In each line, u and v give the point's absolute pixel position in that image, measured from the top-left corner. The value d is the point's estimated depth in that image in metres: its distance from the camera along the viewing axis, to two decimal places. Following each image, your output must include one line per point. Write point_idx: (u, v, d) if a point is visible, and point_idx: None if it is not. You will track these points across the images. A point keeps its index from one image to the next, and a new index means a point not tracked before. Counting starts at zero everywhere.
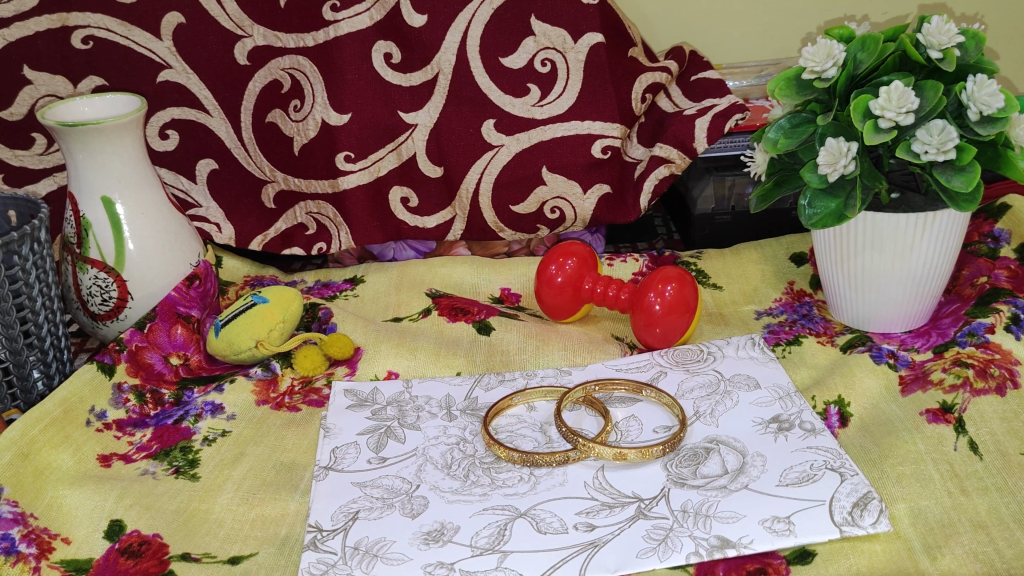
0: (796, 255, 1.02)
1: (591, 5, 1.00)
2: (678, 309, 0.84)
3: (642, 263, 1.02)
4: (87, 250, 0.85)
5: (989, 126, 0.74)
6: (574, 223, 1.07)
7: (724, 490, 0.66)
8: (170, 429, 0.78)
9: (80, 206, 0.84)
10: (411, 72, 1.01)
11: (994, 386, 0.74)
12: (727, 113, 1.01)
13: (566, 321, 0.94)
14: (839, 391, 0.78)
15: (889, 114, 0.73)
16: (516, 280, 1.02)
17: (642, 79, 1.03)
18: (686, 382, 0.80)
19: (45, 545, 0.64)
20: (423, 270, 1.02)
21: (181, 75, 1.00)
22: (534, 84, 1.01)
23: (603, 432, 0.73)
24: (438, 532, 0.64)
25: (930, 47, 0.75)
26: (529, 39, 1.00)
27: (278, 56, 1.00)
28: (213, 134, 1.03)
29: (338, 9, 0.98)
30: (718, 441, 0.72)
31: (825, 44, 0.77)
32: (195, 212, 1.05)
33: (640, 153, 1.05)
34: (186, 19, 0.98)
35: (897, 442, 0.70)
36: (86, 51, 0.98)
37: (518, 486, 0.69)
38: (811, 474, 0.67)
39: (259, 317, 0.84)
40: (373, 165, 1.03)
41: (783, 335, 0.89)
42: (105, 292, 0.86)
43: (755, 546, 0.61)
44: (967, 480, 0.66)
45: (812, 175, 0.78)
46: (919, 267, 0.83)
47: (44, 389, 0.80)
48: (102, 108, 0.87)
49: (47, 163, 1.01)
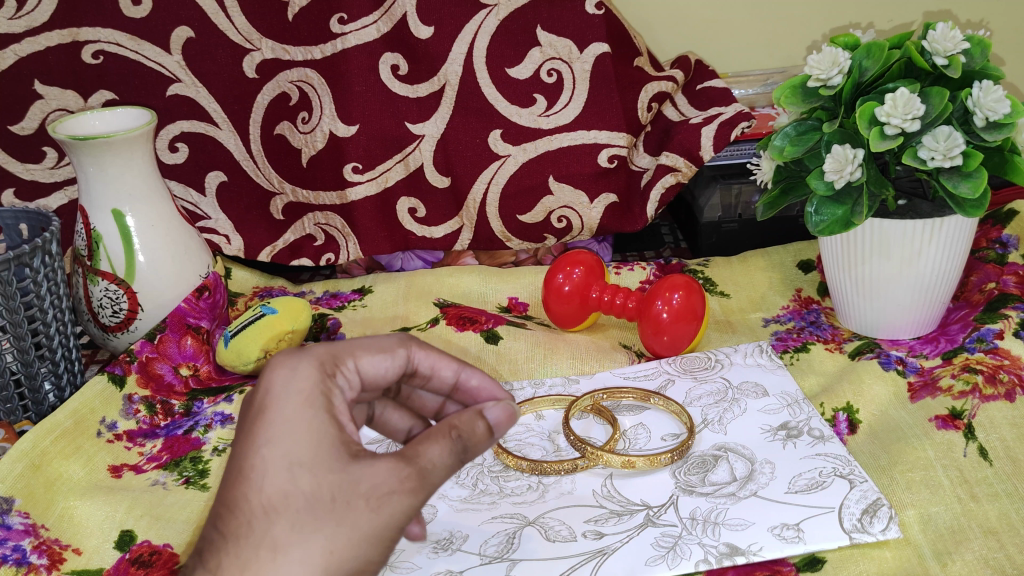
0: (803, 261, 1.02)
1: (596, 15, 1.00)
2: (685, 317, 0.85)
3: (649, 271, 1.02)
4: (97, 262, 0.85)
5: (995, 132, 0.74)
6: (581, 232, 1.08)
7: (733, 497, 0.66)
8: (180, 439, 0.79)
9: (90, 218, 0.85)
10: (418, 83, 1.02)
11: (1004, 392, 0.74)
12: (733, 121, 1.01)
13: (573, 329, 0.94)
14: (848, 398, 0.78)
15: (894, 120, 0.73)
16: (524, 288, 1.02)
17: (648, 88, 1.04)
18: (694, 390, 0.80)
19: (56, 556, 0.64)
20: (431, 280, 1.03)
21: (190, 88, 1.01)
22: (540, 95, 1.02)
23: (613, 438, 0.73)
24: (447, 540, 0.64)
25: (935, 54, 0.75)
26: (535, 49, 1.01)
27: (286, 69, 1.01)
28: (222, 146, 1.04)
29: (345, 21, 0.99)
30: (727, 448, 0.72)
31: (831, 51, 0.78)
32: (205, 223, 1.06)
33: (646, 162, 1.06)
34: (195, 33, 0.99)
35: (907, 448, 0.70)
36: (96, 66, 0.99)
37: (526, 494, 0.69)
38: (821, 481, 0.67)
39: (268, 328, 0.84)
40: (381, 175, 1.04)
41: (791, 342, 0.89)
42: (115, 303, 0.86)
43: (764, 554, 0.61)
44: (977, 486, 0.66)
45: (818, 183, 0.78)
46: (928, 272, 0.82)
47: (55, 401, 0.81)
48: (112, 122, 0.88)
49: (58, 176, 1.02)
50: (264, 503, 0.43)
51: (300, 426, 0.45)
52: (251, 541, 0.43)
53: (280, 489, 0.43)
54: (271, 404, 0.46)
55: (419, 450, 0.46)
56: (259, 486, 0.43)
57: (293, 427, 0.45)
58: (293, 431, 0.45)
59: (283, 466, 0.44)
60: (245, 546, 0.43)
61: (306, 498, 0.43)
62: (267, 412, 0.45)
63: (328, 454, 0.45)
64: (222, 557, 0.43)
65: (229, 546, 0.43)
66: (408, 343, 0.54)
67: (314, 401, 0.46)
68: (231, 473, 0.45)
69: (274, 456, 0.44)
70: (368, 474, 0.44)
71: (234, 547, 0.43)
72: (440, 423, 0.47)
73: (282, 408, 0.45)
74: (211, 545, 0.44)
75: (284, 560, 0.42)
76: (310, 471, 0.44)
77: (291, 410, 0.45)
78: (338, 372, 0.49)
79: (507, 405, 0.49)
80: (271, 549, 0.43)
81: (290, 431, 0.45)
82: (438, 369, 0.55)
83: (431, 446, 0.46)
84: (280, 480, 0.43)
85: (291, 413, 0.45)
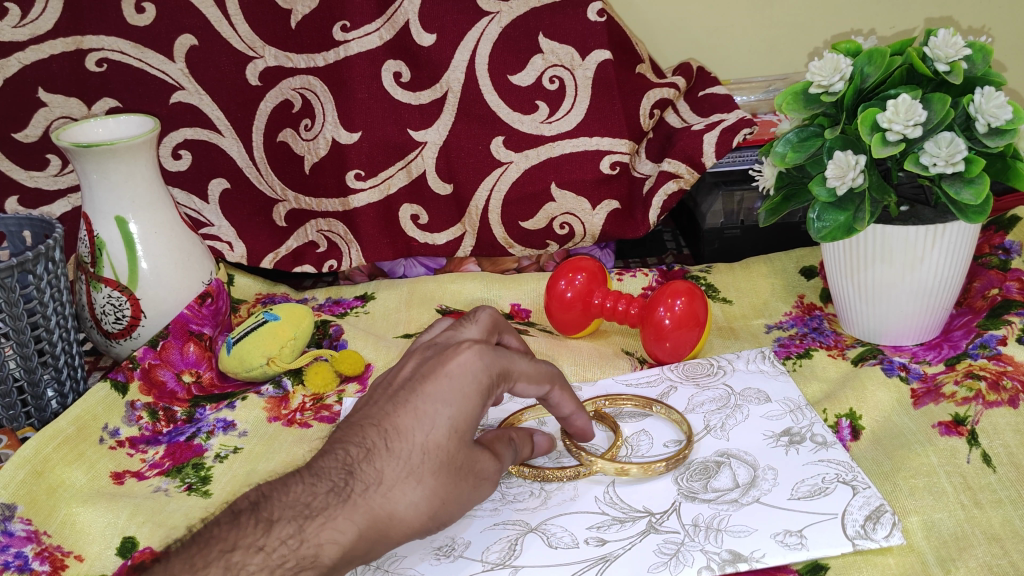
0: (806, 268, 1.02)
1: (598, 22, 1.00)
2: (688, 323, 0.85)
3: (652, 278, 1.02)
4: (100, 269, 0.86)
5: (997, 138, 0.73)
6: (583, 238, 1.08)
7: (736, 504, 0.66)
8: (183, 445, 0.79)
9: (93, 225, 0.85)
10: (421, 90, 1.02)
11: (1008, 398, 0.74)
12: (735, 128, 1.01)
13: (575, 336, 0.94)
14: (850, 404, 0.78)
15: (896, 126, 0.73)
16: (525, 295, 1.02)
17: (649, 95, 1.04)
18: (696, 397, 0.80)
19: (57, 563, 0.65)
20: (433, 286, 1.03)
21: (193, 96, 1.01)
22: (542, 102, 1.02)
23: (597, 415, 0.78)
24: (449, 547, 0.64)
25: (937, 60, 0.75)
26: (537, 56, 1.01)
27: (289, 77, 1.01)
28: (226, 154, 1.04)
29: (348, 29, 0.99)
30: (729, 454, 0.72)
31: (833, 58, 0.77)
32: (208, 230, 1.06)
33: (648, 169, 1.06)
34: (198, 41, 0.99)
35: (909, 454, 0.70)
36: (99, 74, 0.99)
37: (529, 500, 0.69)
38: (824, 488, 0.67)
39: (269, 334, 0.84)
40: (383, 182, 1.05)
41: (794, 348, 0.89)
42: (118, 310, 0.86)
43: (767, 560, 0.60)
44: (981, 493, 0.66)
45: (821, 189, 0.78)
46: (930, 279, 0.82)
47: (57, 408, 0.81)
48: (115, 129, 0.88)
49: (62, 183, 1.02)
50: (423, 447, 0.55)
51: (467, 405, 0.57)
52: (403, 467, 0.55)
53: (435, 443, 0.56)
54: (457, 375, 0.57)
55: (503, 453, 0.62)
56: (428, 432, 0.56)
57: (463, 399, 0.57)
58: (462, 404, 0.57)
59: (448, 424, 0.56)
60: (399, 467, 0.55)
61: (447, 456, 0.56)
62: (452, 376, 0.57)
63: (472, 433, 0.57)
64: (382, 466, 0.55)
65: (387, 458, 0.55)
66: (554, 382, 0.64)
67: (482, 393, 0.58)
68: (410, 402, 0.57)
69: (445, 414, 0.56)
70: (480, 459, 0.58)
71: (392, 462, 0.55)
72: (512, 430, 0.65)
73: (464, 384, 0.57)
74: (374, 452, 0.55)
75: (417, 491, 0.55)
76: (459, 438, 0.56)
77: (470, 390, 0.57)
78: (505, 381, 0.60)
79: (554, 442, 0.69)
80: (415, 481, 0.55)
81: (458, 406, 0.57)
82: (560, 406, 0.67)
83: (505, 447, 0.63)
84: (440, 435, 0.56)
85: (468, 392, 0.57)
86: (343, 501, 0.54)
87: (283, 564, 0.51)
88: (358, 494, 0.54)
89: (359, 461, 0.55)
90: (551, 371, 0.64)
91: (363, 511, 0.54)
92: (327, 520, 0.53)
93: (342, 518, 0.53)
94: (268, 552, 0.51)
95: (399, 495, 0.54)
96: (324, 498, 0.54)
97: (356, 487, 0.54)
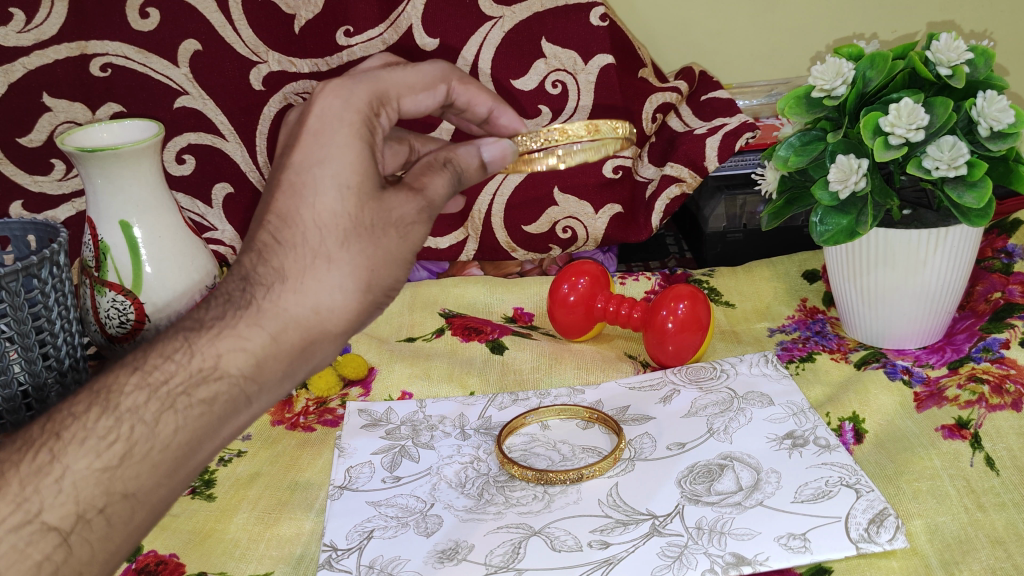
0: (809, 271, 1.02)
1: (601, 26, 1.01)
2: (690, 327, 0.85)
3: (653, 281, 1.03)
4: (105, 273, 0.83)
5: (999, 142, 0.74)
6: (586, 243, 1.08)
7: (739, 507, 0.66)
8: None
9: (98, 230, 0.83)
10: None
11: (1010, 401, 0.74)
12: (737, 132, 1.02)
13: (577, 339, 0.94)
14: (853, 407, 0.78)
15: (898, 130, 0.73)
16: (528, 299, 1.02)
17: (653, 99, 1.04)
18: (699, 400, 0.80)
19: None
20: (436, 290, 1.03)
21: (198, 101, 1.01)
22: (545, 106, 1.03)
23: (600, 146, 0.69)
24: (452, 550, 0.64)
25: (939, 64, 0.75)
26: (540, 60, 1.01)
27: (292, 81, 1.02)
28: (229, 158, 1.04)
29: (352, 34, 1.00)
30: (732, 457, 0.72)
31: (835, 62, 0.78)
32: (212, 234, 1.07)
33: (651, 172, 1.06)
34: (202, 46, 0.99)
35: (912, 458, 0.70)
36: (104, 79, 0.99)
37: (532, 504, 0.69)
38: (827, 491, 0.67)
39: None
40: None
41: (796, 351, 0.89)
42: (122, 314, 0.83)
43: (771, 563, 0.60)
44: (984, 496, 0.66)
45: (823, 193, 0.79)
46: (934, 282, 0.82)
47: None
48: (120, 134, 0.85)
49: (66, 188, 1.02)
50: (316, 218, 0.50)
51: (350, 153, 0.51)
52: (306, 252, 0.50)
53: (326, 208, 0.50)
54: (324, 131, 0.51)
55: (428, 182, 0.55)
56: (315, 205, 0.50)
57: (342, 148, 0.51)
58: (342, 156, 0.51)
59: (334, 185, 0.50)
60: (300, 255, 0.49)
61: (351, 220, 0.50)
62: (316, 131, 0.51)
63: (369, 183, 0.51)
64: (283, 260, 0.49)
65: (285, 252, 0.50)
66: (448, 78, 0.63)
67: (360, 132, 0.52)
68: (284, 179, 0.51)
69: (326, 175, 0.50)
70: (398, 206, 0.53)
71: (292, 252, 0.49)
72: (443, 154, 0.59)
73: (336, 134, 0.51)
74: (266, 249, 0.50)
75: (334, 274, 0.50)
76: (355, 196, 0.51)
77: (346, 137, 0.51)
78: (385, 107, 0.56)
79: (503, 146, 0.62)
80: (325, 261, 0.50)
81: (338, 158, 0.51)
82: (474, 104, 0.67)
83: (436, 177, 0.57)
84: (331, 197, 0.50)
85: (342, 139, 0.51)
86: (243, 309, 0.49)
87: (169, 382, 0.47)
88: (261, 299, 0.49)
89: (254, 266, 0.50)
90: (442, 68, 0.63)
91: (270, 315, 0.49)
92: (226, 328, 0.48)
93: (245, 325, 0.48)
94: (148, 375, 0.47)
95: (315, 281, 0.50)
96: (221, 309, 0.49)
97: (257, 292, 0.49)
